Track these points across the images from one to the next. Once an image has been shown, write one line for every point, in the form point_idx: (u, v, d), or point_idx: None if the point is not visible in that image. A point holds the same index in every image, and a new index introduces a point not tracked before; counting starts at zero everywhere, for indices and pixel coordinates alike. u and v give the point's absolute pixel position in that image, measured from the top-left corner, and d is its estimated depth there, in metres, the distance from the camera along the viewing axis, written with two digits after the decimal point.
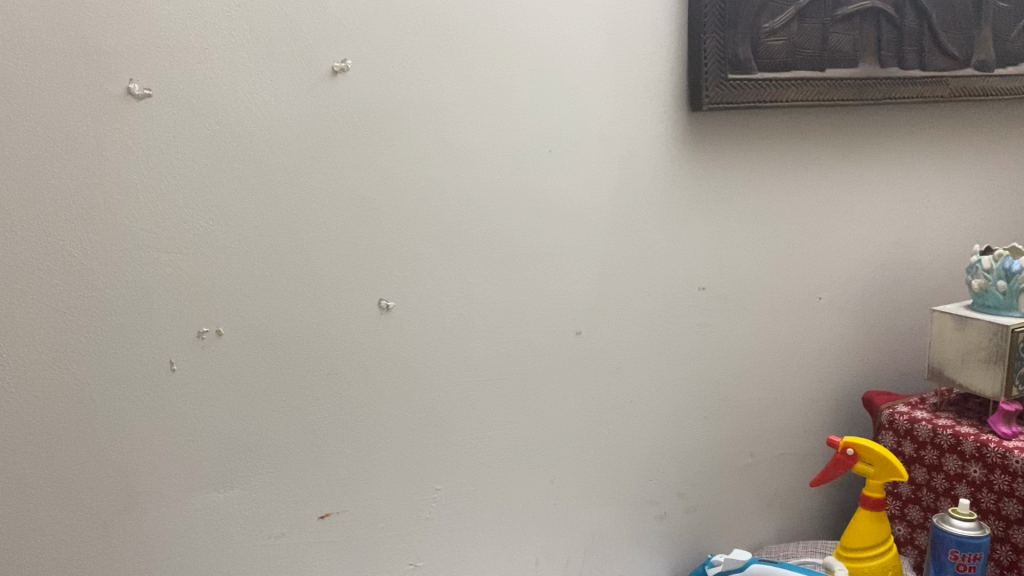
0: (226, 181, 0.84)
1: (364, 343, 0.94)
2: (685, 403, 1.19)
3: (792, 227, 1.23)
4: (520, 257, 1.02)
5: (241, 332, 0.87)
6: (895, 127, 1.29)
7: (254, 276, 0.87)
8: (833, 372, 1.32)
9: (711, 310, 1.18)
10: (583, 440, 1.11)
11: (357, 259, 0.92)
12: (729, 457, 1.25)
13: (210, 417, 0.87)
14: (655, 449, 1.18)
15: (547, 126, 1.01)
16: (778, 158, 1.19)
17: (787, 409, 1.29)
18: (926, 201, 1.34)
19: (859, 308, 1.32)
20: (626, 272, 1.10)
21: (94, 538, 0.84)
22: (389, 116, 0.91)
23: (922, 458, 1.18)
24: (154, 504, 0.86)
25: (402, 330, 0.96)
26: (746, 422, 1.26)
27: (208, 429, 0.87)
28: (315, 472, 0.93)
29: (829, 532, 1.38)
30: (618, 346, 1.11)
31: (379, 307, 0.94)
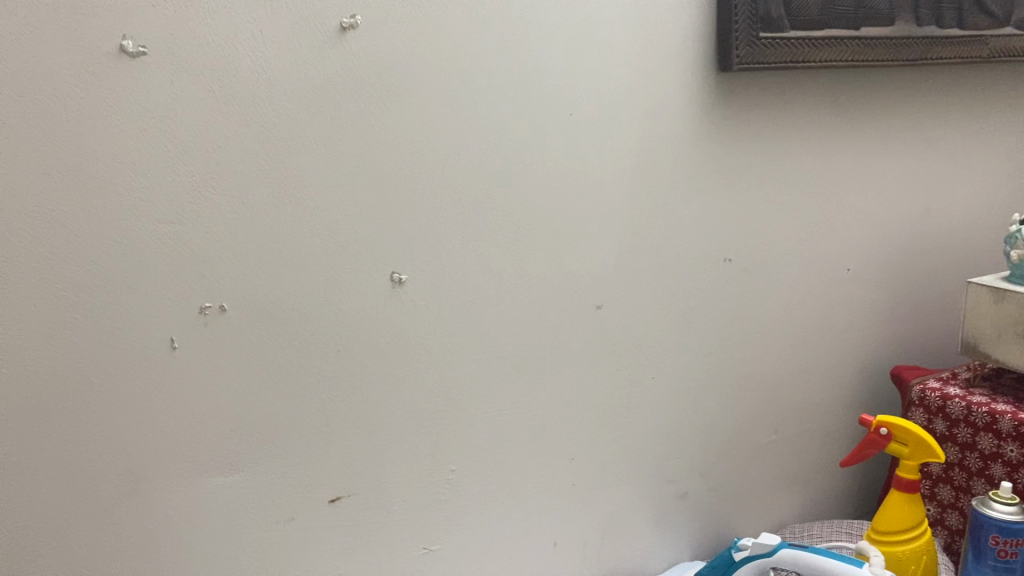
0: (228, 147, 0.78)
1: (375, 318, 0.89)
2: (708, 379, 1.15)
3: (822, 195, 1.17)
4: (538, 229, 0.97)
5: (245, 308, 0.82)
6: (931, 90, 1.22)
7: (259, 249, 0.82)
8: (860, 346, 1.28)
9: (735, 282, 1.13)
10: (604, 418, 1.07)
11: (367, 230, 0.87)
12: (751, 435, 1.21)
13: (214, 397, 0.82)
14: (678, 427, 1.13)
15: (567, 88, 0.95)
16: (809, 122, 1.13)
17: (813, 384, 1.25)
18: (960, 167, 1.29)
19: (889, 280, 1.27)
20: (650, 243, 1.05)
21: (94, 527, 0.79)
22: (400, 76, 0.85)
23: (954, 437, 1.13)
24: (157, 489, 0.81)
25: (416, 304, 0.91)
26: (770, 398, 1.21)
27: (212, 411, 0.82)
28: (327, 454, 0.89)
29: (853, 509, 1.34)
30: (639, 320, 1.06)
31: (391, 281, 0.89)
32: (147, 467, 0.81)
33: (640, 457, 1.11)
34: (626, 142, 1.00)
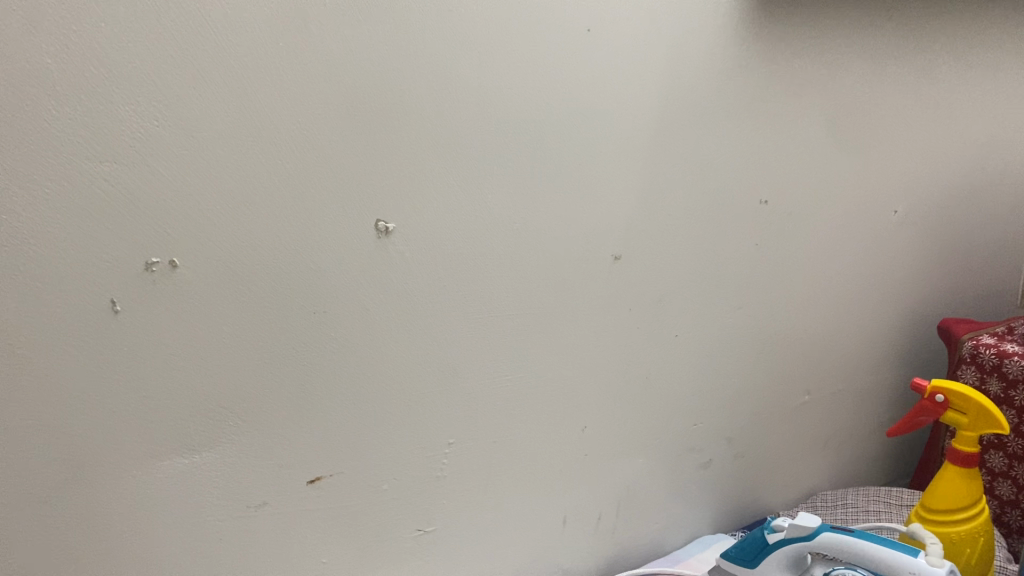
0: (176, 63, 0.61)
1: (360, 275, 0.74)
2: (735, 336, 1.02)
3: (867, 129, 1.04)
4: (554, 168, 0.82)
5: (203, 264, 0.67)
6: (990, 9, 1.08)
7: (217, 190, 0.65)
8: (896, 296, 1.16)
9: (769, 227, 1.00)
10: (619, 382, 0.95)
11: (352, 170, 0.71)
12: (780, 395, 1.09)
13: (166, 372, 0.68)
14: (700, 389, 1.02)
15: None
16: (858, 43, 0.99)
17: (847, 341, 1.14)
18: (1009, 98, 1.16)
19: (931, 225, 1.15)
20: (678, 185, 0.91)
21: (38, 533, 0.66)
22: None
23: (1011, 399, 1.01)
24: (110, 484, 0.68)
25: (410, 257, 0.76)
26: (801, 355, 1.09)
27: (166, 388, 0.68)
28: (308, 432, 0.76)
29: (880, 471, 1.24)
30: (661, 271, 0.93)
31: (376, 230, 0.74)
32: (96, 460, 0.67)
33: (662, 425, 1.00)
34: (657, 65, 0.85)
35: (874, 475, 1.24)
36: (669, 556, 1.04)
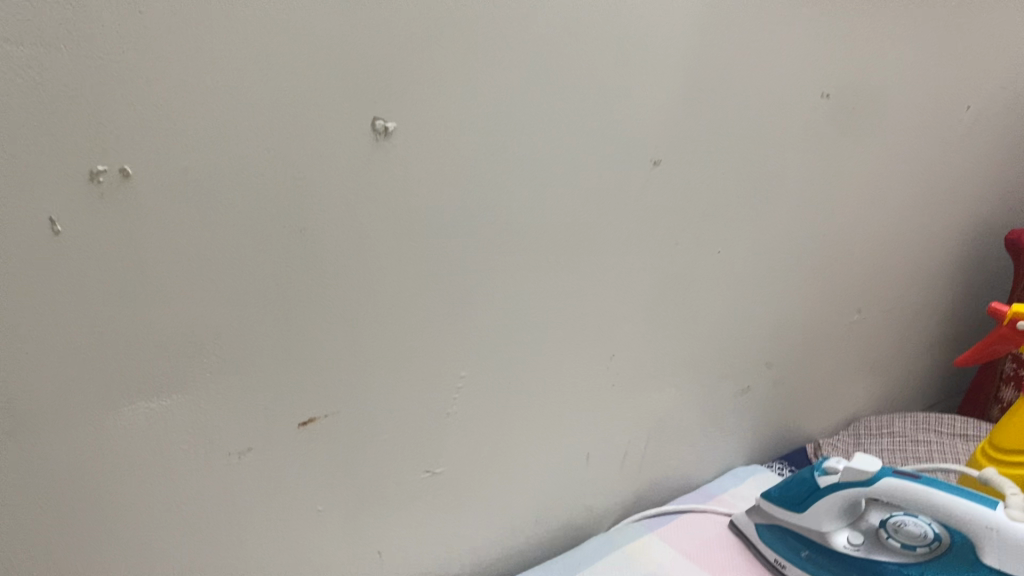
0: None
1: (360, 188, 0.61)
2: (784, 250, 0.91)
3: (941, 11, 0.90)
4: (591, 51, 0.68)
5: (162, 175, 0.52)
6: None
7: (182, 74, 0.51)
8: (953, 204, 1.05)
9: (828, 125, 0.87)
10: (654, 303, 0.83)
11: (350, 55, 0.56)
12: (826, 315, 0.98)
13: (123, 309, 0.54)
14: (742, 310, 0.90)
15: None
16: None
17: (897, 254, 1.02)
18: None
19: (992, 125, 1.03)
20: (732, 76, 0.78)
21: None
22: None
23: None
24: (74, 445, 0.56)
25: (420, 163, 0.63)
26: (851, 270, 0.98)
27: (124, 328, 0.55)
28: (302, 372, 0.64)
29: (914, 392, 1.16)
30: (707, 177, 0.81)
31: (375, 131, 0.60)
32: (53, 418, 0.54)
33: (700, 351, 0.89)
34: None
35: (908, 397, 1.15)
36: (700, 491, 0.95)
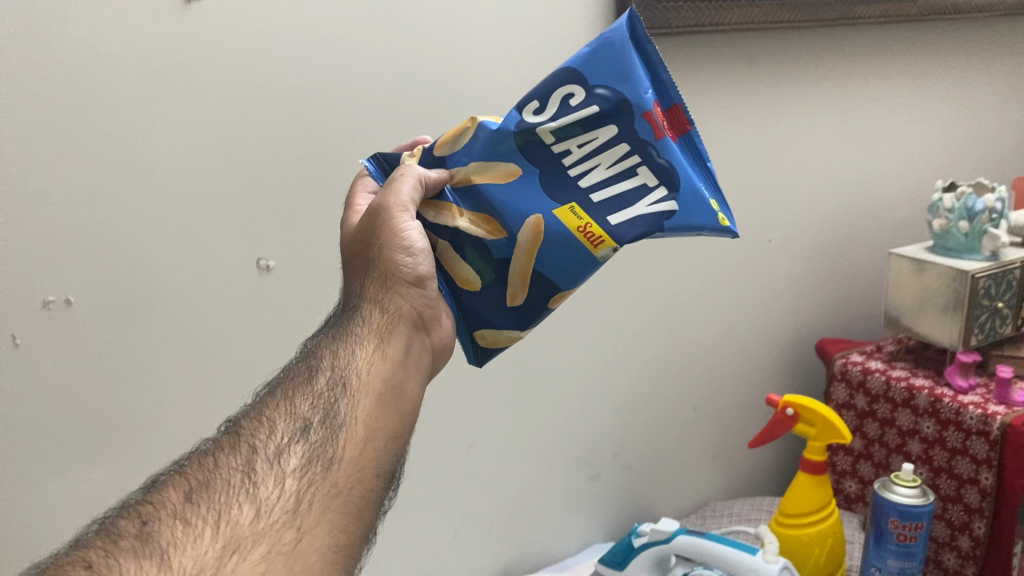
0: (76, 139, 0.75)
1: (239, 311, 0.85)
2: (622, 362, 1.11)
3: (745, 154, 1.12)
4: None
5: (98, 299, 0.79)
6: (862, 48, 1.19)
7: (117, 159, 0.77)
8: (794, 320, 1.25)
9: (649, 256, 1.08)
10: (505, 402, 1.03)
11: (223, 224, 0.83)
12: (670, 412, 1.18)
13: (65, 389, 0.79)
14: (588, 412, 1.10)
15: (445, 37, 0.90)
16: (735, 83, 1.08)
17: (745, 340, 1.21)
18: (904, 125, 1.27)
19: (818, 244, 1.24)
20: None
21: None
22: (262, 57, 0.81)
23: (874, 412, 1.11)
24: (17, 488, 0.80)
25: (286, 290, 0.87)
26: (693, 372, 1.18)
27: (59, 403, 0.79)
28: (204, 406, 0.86)
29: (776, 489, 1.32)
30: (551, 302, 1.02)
31: (257, 267, 0.85)
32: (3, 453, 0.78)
33: (566, 422, 1.09)
34: (526, 72, 0.96)
35: (777, 476, 1.31)
36: (559, 564, 1.12)
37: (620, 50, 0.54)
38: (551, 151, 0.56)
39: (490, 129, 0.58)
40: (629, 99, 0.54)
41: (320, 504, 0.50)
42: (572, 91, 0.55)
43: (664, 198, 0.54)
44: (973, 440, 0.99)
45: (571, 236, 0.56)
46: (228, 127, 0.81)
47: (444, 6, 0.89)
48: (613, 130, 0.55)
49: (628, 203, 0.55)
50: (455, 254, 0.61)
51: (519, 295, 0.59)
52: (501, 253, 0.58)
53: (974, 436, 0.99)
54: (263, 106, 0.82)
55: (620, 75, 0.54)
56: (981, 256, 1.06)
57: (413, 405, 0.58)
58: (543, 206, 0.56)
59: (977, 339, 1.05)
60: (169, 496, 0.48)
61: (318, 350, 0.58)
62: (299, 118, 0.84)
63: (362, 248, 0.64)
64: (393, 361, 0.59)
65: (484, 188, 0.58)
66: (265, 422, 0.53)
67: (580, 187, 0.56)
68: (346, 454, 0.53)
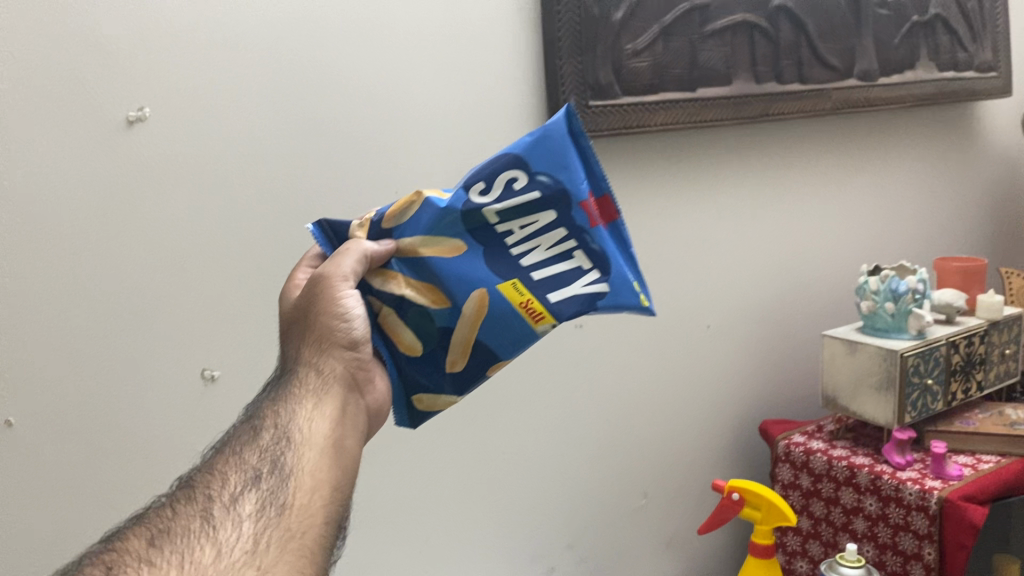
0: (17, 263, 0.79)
1: (185, 421, 0.87)
2: (568, 451, 1.13)
3: (678, 244, 1.17)
4: None
5: (38, 416, 0.82)
6: (785, 141, 1.26)
7: (62, 275, 0.81)
8: (738, 402, 1.28)
9: (590, 347, 1.11)
10: (452, 498, 1.04)
11: (164, 334, 0.85)
12: (622, 500, 1.19)
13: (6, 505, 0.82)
14: (538, 503, 1.11)
15: (384, 146, 0.94)
16: (664, 178, 1.14)
17: (692, 425, 1.24)
18: (831, 210, 1.34)
19: (757, 328, 1.28)
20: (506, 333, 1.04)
21: None
22: (203, 173, 0.84)
23: (819, 492, 1.13)
24: None
25: (231, 399, 0.89)
26: (641, 459, 1.20)
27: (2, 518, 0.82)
28: None
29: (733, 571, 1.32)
30: (493, 397, 1.05)
31: (201, 377, 0.87)
32: None
33: (517, 515, 1.10)
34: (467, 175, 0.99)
35: (732, 560, 1.31)
36: None
37: (560, 142, 0.55)
38: (495, 230, 0.57)
39: (438, 206, 0.58)
40: (568, 187, 0.55)
41: (278, 544, 0.49)
42: (514, 175, 0.56)
43: (598, 279, 0.56)
44: (914, 515, 1.01)
45: (511, 310, 0.57)
46: (173, 241, 0.84)
47: (383, 117, 0.93)
48: (552, 215, 0.56)
49: (564, 283, 0.57)
50: (399, 321, 0.61)
51: (459, 362, 0.60)
52: (444, 322, 0.59)
53: (915, 511, 1.01)
54: (208, 220, 0.85)
55: (560, 165, 0.55)
56: (908, 334, 1.11)
57: (354, 459, 0.57)
58: (486, 280, 0.57)
59: (911, 416, 1.09)
60: (133, 543, 0.47)
61: (259, 412, 0.57)
62: (243, 229, 0.87)
63: (297, 317, 0.63)
64: (332, 419, 0.58)
65: (431, 261, 0.59)
66: (213, 474, 0.52)
67: (521, 266, 0.57)
68: (298, 499, 0.52)
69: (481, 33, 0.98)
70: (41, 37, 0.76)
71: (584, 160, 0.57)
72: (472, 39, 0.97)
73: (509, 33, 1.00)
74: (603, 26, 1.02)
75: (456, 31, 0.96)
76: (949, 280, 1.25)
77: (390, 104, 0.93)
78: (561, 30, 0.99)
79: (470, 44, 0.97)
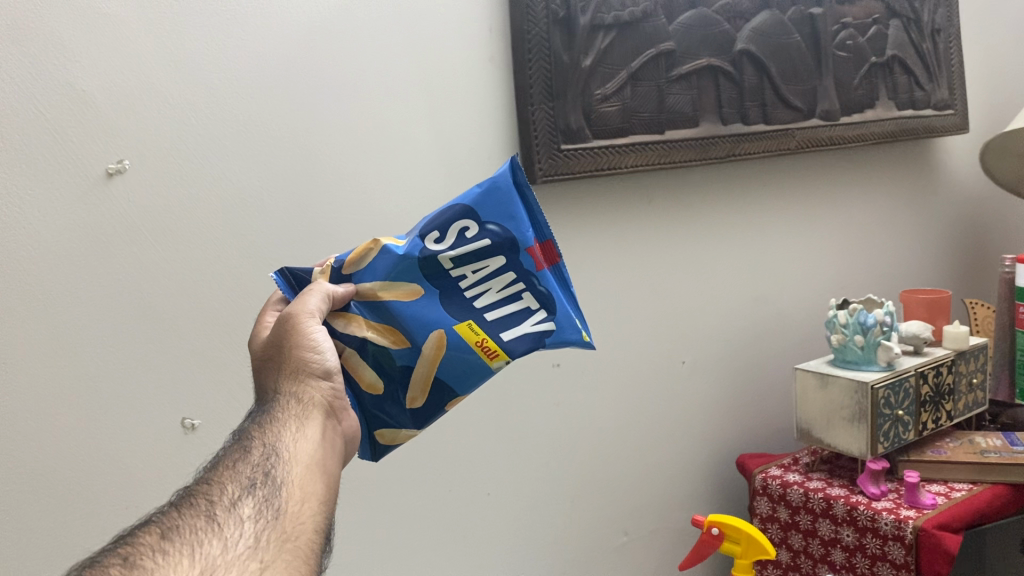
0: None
1: (164, 469, 0.87)
2: (547, 490, 1.13)
3: (650, 283, 1.19)
4: None
5: (17, 471, 0.80)
6: (752, 180, 1.29)
7: (43, 329, 0.80)
8: (713, 438, 1.29)
9: (566, 386, 1.13)
10: (432, 540, 1.04)
11: (143, 383, 0.85)
12: (601, 538, 1.19)
13: None
14: (517, 544, 1.11)
15: (360, 192, 0.95)
16: (635, 218, 1.16)
17: (670, 462, 1.25)
18: (798, 246, 1.37)
19: (730, 363, 1.30)
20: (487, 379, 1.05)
21: None
22: (180, 222, 0.85)
23: (796, 524, 1.14)
24: None
25: (211, 447, 0.89)
26: (620, 496, 1.20)
27: None
28: None
29: None
30: (470, 437, 1.06)
31: (182, 426, 0.87)
32: None
33: (500, 556, 1.10)
34: None
35: None
36: None
37: (508, 194, 0.58)
38: (448, 274, 0.59)
39: (395, 254, 0.60)
40: (516, 236, 0.58)
41: (277, 543, 0.48)
42: (465, 224, 0.59)
43: (545, 318, 0.59)
44: (890, 545, 1.03)
45: (468, 348, 0.59)
46: (154, 290, 0.85)
47: (360, 165, 0.95)
48: (501, 261, 0.59)
49: (515, 322, 0.59)
50: (361, 360, 0.62)
51: (419, 399, 0.62)
52: (405, 361, 0.60)
53: (891, 541, 1.03)
54: (188, 269, 0.86)
55: (508, 215, 0.58)
56: (878, 366, 1.13)
57: (337, 478, 0.55)
58: (444, 322, 0.59)
59: (883, 446, 1.11)
60: (143, 539, 0.45)
61: (244, 433, 0.55)
62: (223, 277, 0.88)
63: (266, 358, 0.61)
64: (316, 439, 0.56)
65: (391, 305, 0.60)
66: (206, 484, 0.50)
67: (474, 308, 0.60)
68: (292, 505, 0.50)
69: (455, 80, 1.00)
70: (19, 93, 0.77)
71: (528, 207, 0.60)
72: (446, 86, 1.00)
73: (482, 80, 1.02)
74: (573, 72, 1.05)
75: (430, 79, 0.99)
76: (915, 311, 1.28)
77: (367, 151, 0.95)
78: (533, 77, 1.02)
79: (444, 91, 1.00)
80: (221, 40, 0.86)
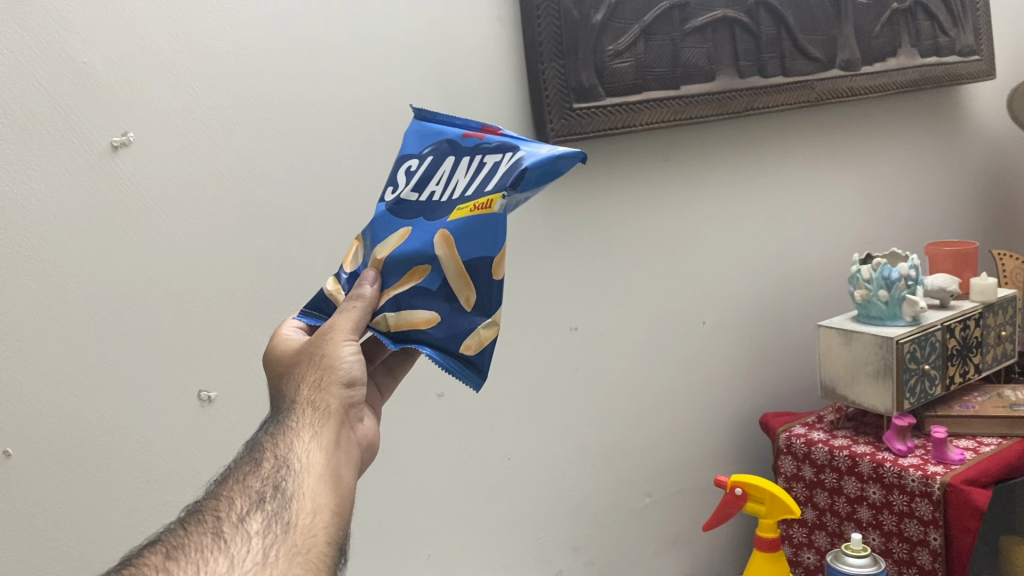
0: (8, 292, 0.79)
1: (183, 442, 0.87)
2: (568, 454, 1.13)
3: (668, 243, 1.17)
4: None
5: (37, 446, 0.81)
6: (770, 135, 1.26)
7: (59, 306, 0.81)
8: (736, 399, 1.28)
9: (586, 351, 1.12)
10: (454, 506, 1.04)
11: (158, 357, 0.85)
12: (625, 501, 1.19)
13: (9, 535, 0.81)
14: (540, 507, 1.11)
15: (370, 157, 0.94)
16: (650, 177, 1.14)
17: (692, 424, 1.24)
18: (819, 201, 1.34)
19: (752, 323, 1.28)
20: (504, 341, 1.04)
21: None
22: (188, 194, 0.84)
23: (822, 482, 1.13)
24: None
25: (231, 423, 0.89)
26: (642, 459, 1.20)
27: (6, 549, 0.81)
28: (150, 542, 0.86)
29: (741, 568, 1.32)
30: (489, 403, 1.05)
31: (199, 399, 0.87)
32: None
33: (522, 522, 1.10)
34: None
35: (739, 556, 1.31)
36: None
37: (428, 127, 0.65)
38: (418, 199, 0.61)
39: (372, 221, 0.63)
40: (448, 137, 0.62)
41: (287, 558, 0.47)
42: (411, 167, 0.63)
43: (515, 151, 0.56)
44: (918, 501, 1.01)
45: (470, 220, 0.56)
46: (166, 265, 0.84)
47: (369, 131, 0.94)
48: (448, 158, 0.61)
49: (490, 171, 0.56)
50: (404, 311, 0.59)
51: (471, 293, 0.57)
52: (434, 279, 0.58)
53: (918, 497, 1.01)
54: (199, 242, 0.85)
55: (434, 135, 0.63)
56: (904, 321, 1.11)
57: (353, 487, 0.54)
58: (438, 224, 0.58)
59: (909, 403, 1.09)
60: (148, 560, 0.45)
61: (257, 443, 0.54)
62: (234, 249, 0.87)
63: (281, 372, 0.61)
64: (329, 446, 0.54)
65: (393, 256, 0.60)
66: (217, 500, 0.50)
67: (451, 199, 0.58)
68: (302, 517, 0.49)
69: (463, 41, 0.98)
70: (21, 67, 0.76)
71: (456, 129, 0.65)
72: (454, 48, 0.98)
73: (490, 39, 1.00)
74: (584, 29, 1.02)
75: (437, 40, 0.97)
76: (941, 265, 1.25)
77: (375, 117, 0.94)
78: (542, 35, 1.00)
79: (452, 52, 0.98)
80: (222, 6, 0.84)
